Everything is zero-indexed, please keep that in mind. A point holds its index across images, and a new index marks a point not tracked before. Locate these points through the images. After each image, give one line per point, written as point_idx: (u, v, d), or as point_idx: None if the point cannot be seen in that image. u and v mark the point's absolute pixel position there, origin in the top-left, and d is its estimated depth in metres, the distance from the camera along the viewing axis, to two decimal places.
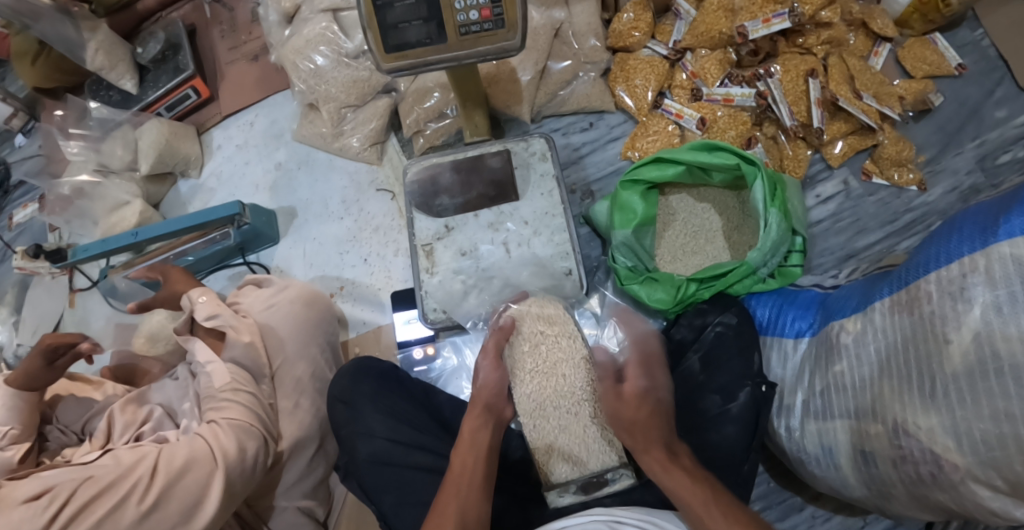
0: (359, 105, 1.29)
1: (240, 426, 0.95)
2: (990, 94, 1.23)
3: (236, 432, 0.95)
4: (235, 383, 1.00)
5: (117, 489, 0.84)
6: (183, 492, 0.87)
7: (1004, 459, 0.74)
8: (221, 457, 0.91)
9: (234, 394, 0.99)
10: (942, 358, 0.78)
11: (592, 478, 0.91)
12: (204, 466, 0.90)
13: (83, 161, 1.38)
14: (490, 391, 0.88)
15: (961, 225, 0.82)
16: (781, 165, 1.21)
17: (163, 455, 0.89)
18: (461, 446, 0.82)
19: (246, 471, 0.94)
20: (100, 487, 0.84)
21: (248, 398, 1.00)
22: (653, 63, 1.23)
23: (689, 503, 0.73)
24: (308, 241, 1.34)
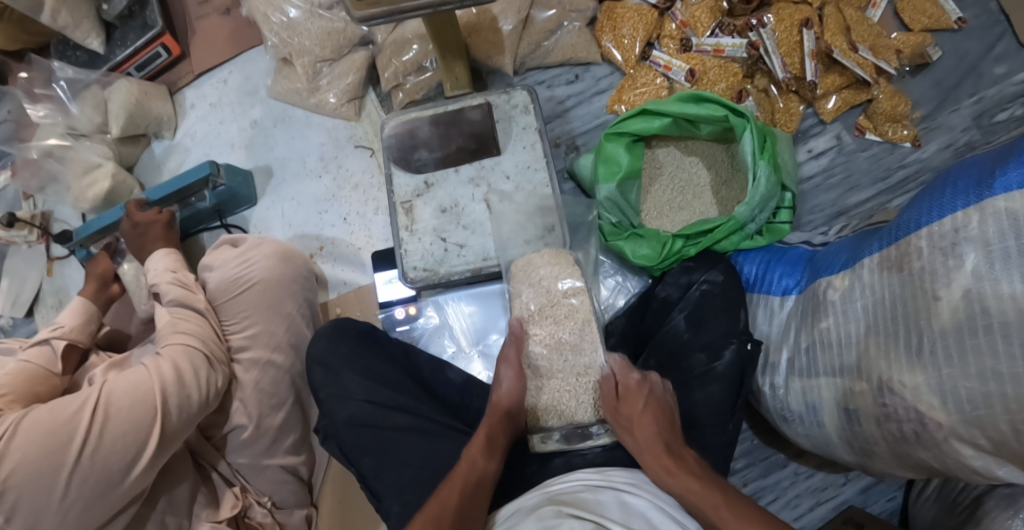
0: (334, 59, 1.24)
1: (181, 348, 0.95)
2: (990, 49, 1.19)
3: (181, 357, 0.94)
4: (177, 318, 1.01)
5: (68, 408, 0.82)
6: (133, 410, 0.84)
7: (990, 418, 0.72)
8: (166, 378, 0.90)
9: (178, 326, 0.99)
10: (930, 315, 0.76)
11: (576, 429, 0.87)
12: (148, 382, 0.88)
13: (53, 123, 1.33)
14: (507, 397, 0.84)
15: (956, 178, 0.79)
16: (772, 118, 1.17)
17: (109, 379, 0.86)
18: (474, 445, 0.78)
19: (194, 395, 0.92)
20: (53, 408, 0.82)
21: (194, 331, 0.99)
22: (642, 12, 1.17)
23: (700, 508, 0.70)
24: (285, 202, 1.29)
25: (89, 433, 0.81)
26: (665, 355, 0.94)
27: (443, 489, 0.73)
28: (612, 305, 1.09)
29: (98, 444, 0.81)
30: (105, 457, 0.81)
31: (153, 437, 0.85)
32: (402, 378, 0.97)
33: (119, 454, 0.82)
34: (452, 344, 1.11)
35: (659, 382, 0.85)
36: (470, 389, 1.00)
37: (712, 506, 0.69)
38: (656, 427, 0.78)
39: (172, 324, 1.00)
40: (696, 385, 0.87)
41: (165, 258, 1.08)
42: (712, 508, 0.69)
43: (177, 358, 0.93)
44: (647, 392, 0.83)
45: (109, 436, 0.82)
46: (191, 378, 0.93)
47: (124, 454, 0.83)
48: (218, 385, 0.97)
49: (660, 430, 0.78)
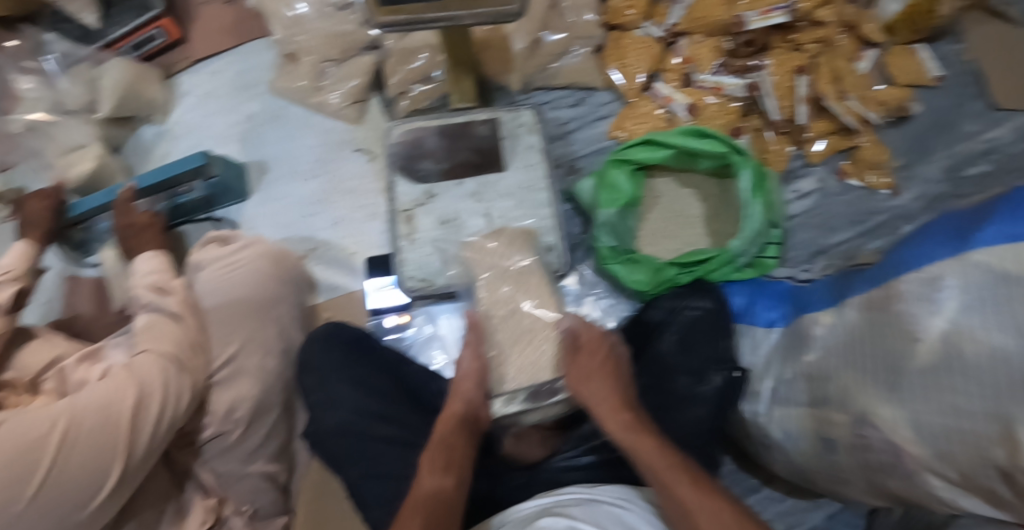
0: (341, 60, 1.25)
1: (154, 362, 0.91)
2: (962, 108, 1.26)
3: (154, 374, 0.90)
4: (152, 323, 0.98)
5: (32, 431, 0.78)
6: (100, 438, 0.82)
7: (961, 430, 0.75)
8: (137, 398, 0.87)
9: (146, 334, 0.96)
10: (910, 355, 0.80)
11: (542, 387, 0.90)
12: (119, 403, 0.85)
13: (37, 98, 1.28)
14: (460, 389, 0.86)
15: (935, 230, 0.85)
16: (764, 158, 1.21)
17: (78, 397, 0.83)
18: (428, 451, 0.78)
19: (163, 418, 0.89)
20: (15, 430, 0.77)
21: (170, 335, 0.97)
22: (647, 44, 1.21)
23: (651, 469, 0.74)
24: (277, 200, 1.27)
25: (52, 458, 0.78)
26: (653, 375, 0.96)
27: (412, 507, 0.72)
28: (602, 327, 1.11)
29: (62, 471, 0.78)
30: (68, 485, 0.79)
31: (119, 467, 0.83)
32: (391, 390, 0.97)
33: (82, 483, 0.79)
34: (440, 355, 1.12)
35: (616, 342, 0.91)
36: None
37: (666, 468, 0.73)
38: (610, 383, 0.84)
39: (148, 329, 0.97)
40: (685, 406, 0.90)
41: (152, 260, 1.08)
42: (666, 470, 0.73)
43: (149, 372, 0.90)
44: (603, 349, 0.87)
45: (72, 465, 0.79)
46: (165, 395, 0.90)
47: (86, 480, 0.80)
48: (186, 394, 0.94)
49: (615, 386, 0.84)
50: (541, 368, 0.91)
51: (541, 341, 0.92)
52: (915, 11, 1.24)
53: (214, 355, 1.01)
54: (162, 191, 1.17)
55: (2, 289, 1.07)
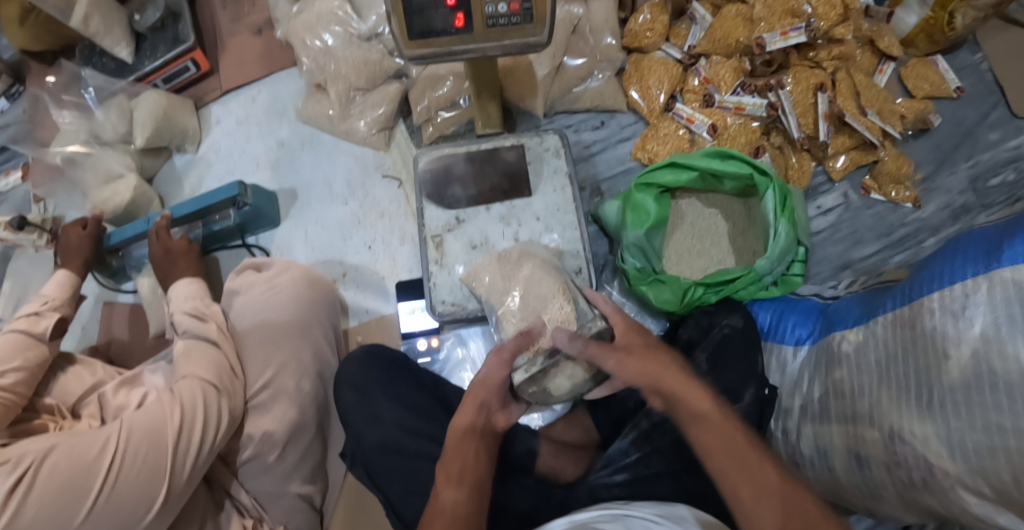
0: (368, 89, 1.26)
1: (194, 385, 0.94)
2: (985, 116, 1.27)
3: (196, 397, 0.93)
4: (190, 349, 1.01)
5: (85, 454, 0.82)
6: (146, 462, 0.84)
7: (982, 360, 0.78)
8: (181, 422, 0.89)
9: (186, 361, 0.99)
10: (941, 371, 0.81)
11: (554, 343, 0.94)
12: (163, 428, 0.87)
13: (74, 130, 1.33)
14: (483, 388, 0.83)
15: (965, 246, 0.85)
16: (786, 175, 1.23)
17: (126, 418, 0.86)
18: (447, 454, 0.79)
19: (207, 442, 0.91)
20: (68, 453, 0.81)
21: (210, 362, 0.99)
22: (667, 65, 1.23)
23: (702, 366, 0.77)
24: (308, 224, 1.30)
25: (102, 478, 0.81)
26: None
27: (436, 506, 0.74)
28: None
29: (110, 495, 0.81)
30: (116, 506, 0.82)
31: (164, 491, 0.85)
32: (433, 407, 0.97)
33: (127, 505, 0.82)
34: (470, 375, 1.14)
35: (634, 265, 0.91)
36: None
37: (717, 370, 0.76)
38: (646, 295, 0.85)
39: (185, 355, 1.00)
40: None
41: (189, 286, 1.11)
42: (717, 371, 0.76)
43: (191, 398, 0.93)
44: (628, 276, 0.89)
45: (120, 488, 0.82)
46: (208, 418, 0.92)
47: (132, 502, 0.83)
48: (226, 417, 0.96)
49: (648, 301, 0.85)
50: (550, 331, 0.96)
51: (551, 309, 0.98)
52: (933, 23, 1.24)
53: (253, 377, 1.04)
54: (197, 217, 1.20)
55: (42, 317, 1.10)
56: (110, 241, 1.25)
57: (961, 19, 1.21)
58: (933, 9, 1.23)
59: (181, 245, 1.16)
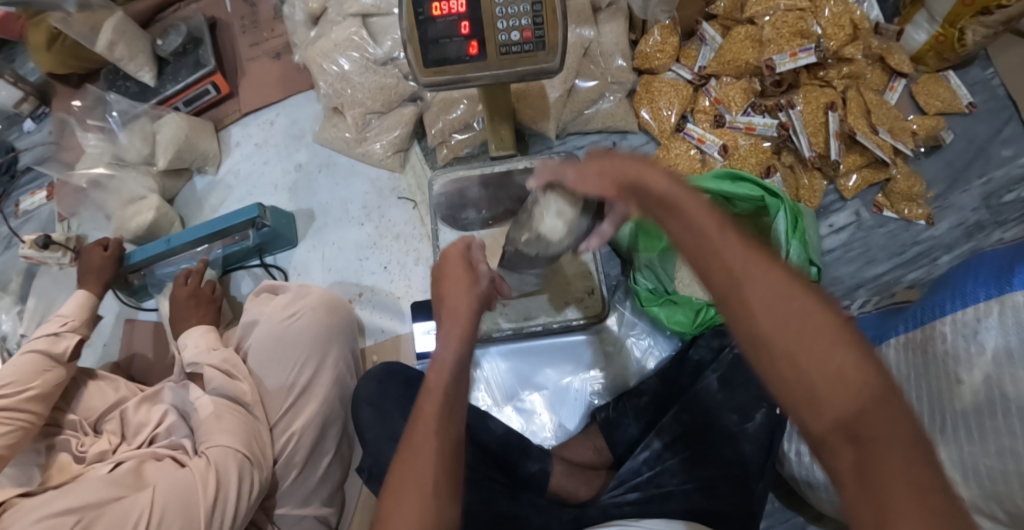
0: (384, 113, 1.28)
1: (228, 454, 0.94)
2: (998, 132, 1.26)
3: (230, 469, 0.93)
4: (220, 411, 1.00)
5: None
6: None
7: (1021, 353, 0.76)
8: (212, 499, 0.90)
9: (218, 422, 0.98)
10: (953, 396, 0.82)
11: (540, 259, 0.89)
12: (193, 509, 0.89)
13: (99, 153, 1.35)
14: (439, 372, 0.69)
15: (977, 269, 0.85)
16: (798, 194, 1.23)
17: (160, 496, 0.88)
18: (414, 442, 0.65)
19: (237, 516, 0.93)
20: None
21: (237, 426, 0.99)
22: (678, 87, 1.25)
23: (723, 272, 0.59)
24: (326, 246, 1.32)
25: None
26: (699, 413, 0.96)
27: (415, 461, 0.64)
28: (642, 368, 1.12)
29: None
30: None
31: None
32: None
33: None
34: (484, 394, 1.14)
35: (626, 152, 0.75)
36: (511, 440, 0.99)
37: (763, 266, 0.58)
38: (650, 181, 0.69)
39: (218, 418, 0.99)
40: (728, 444, 0.92)
41: (203, 336, 1.11)
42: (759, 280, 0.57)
43: (227, 470, 0.93)
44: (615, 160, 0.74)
45: None
46: (240, 490, 0.93)
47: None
48: (258, 483, 0.97)
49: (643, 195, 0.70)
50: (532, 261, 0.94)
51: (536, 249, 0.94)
52: (943, 41, 1.24)
53: (274, 401, 1.06)
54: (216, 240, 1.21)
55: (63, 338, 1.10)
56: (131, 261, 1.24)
57: (971, 36, 1.21)
58: (942, 26, 1.23)
59: (207, 291, 1.20)
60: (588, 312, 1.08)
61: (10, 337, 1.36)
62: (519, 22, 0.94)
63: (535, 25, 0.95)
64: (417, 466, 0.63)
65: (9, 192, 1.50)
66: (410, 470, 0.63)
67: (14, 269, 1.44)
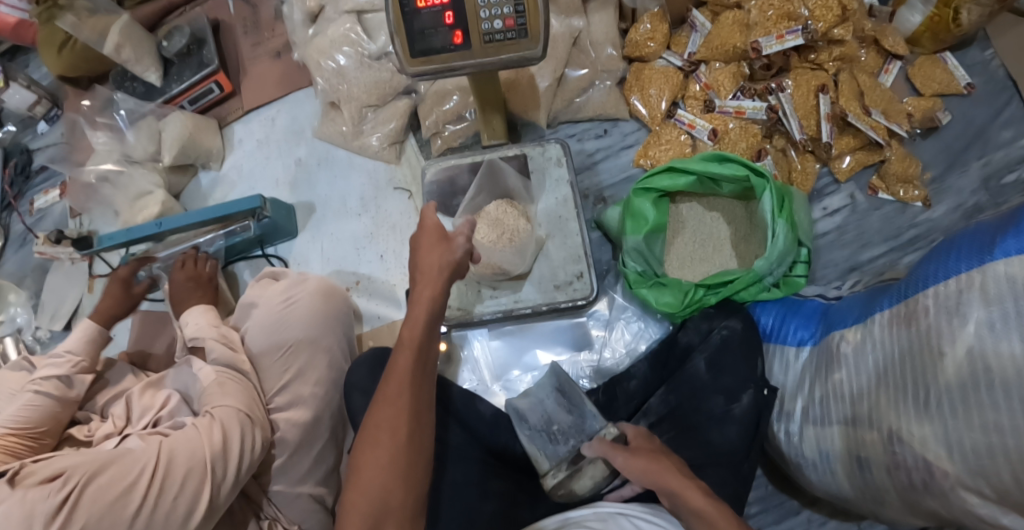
0: (379, 106, 1.31)
1: (230, 410, 0.98)
2: (998, 114, 1.25)
3: (232, 420, 0.97)
4: (223, 379, 1.04)
5: (126, 476, 0.85)
6: (189, 481, 0.88)
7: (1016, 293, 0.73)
8: (217, 447, 0.93)
9: (222, 388, 1.02)
10: (936, 371, 0.79)
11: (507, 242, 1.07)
12: (200, 456, 0.91)
13: (109, 150, 1.40)
14: (412, 327, 0.83)
15: (960, 244, 0.83)
16: (790, 177, 1.22)
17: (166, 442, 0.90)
18: (390, 390, 0.79)
19: (240, 465, 0.95)
20: (112, 480, 0.85)
21: (241, 390, 1.03)
22: (668, 74, 1.26)
23: None
24: (325, 237, 1.35)
25: (146, 501, 0.85)
26: (684, 393, 0.99)
27: (388, 408, 0.78)
28: (634, 350, 1.14)
29: (153, 513, 0.85)
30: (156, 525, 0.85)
31: (204, 505, 0.89)
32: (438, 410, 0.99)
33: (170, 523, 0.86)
34: (473, 377, 1.17)
35: None
36: (500, 423, 1.00)
37: None
38: None
39: (218, 383, 1.03)
40: (714, 426, 0.93)
41: (204, 314, 1.15)
42: None
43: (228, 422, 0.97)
44: None
45: (162, 505, 0.86)
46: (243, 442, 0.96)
47: (176, 516, 0.87)
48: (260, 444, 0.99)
49: None
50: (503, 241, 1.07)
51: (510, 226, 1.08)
52: (938, 21, 1.23)
53: (272, 382, 1.10)
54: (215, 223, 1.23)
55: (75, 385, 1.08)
56: (98, 245, 1.21)
57: (966, 15, 1.20)
58: (937, 7, 1.22)
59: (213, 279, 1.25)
60: (578, 295, 1.07)
61: (27, 330, 1.42)
62: (501, 11, 0.97)
63: (517, 13, 0.96)
64: (387, 412, 0.78)
65: (25, 192, 1.56)
66: (382, 417, 0.78)
67: (28, 266, 1.49)
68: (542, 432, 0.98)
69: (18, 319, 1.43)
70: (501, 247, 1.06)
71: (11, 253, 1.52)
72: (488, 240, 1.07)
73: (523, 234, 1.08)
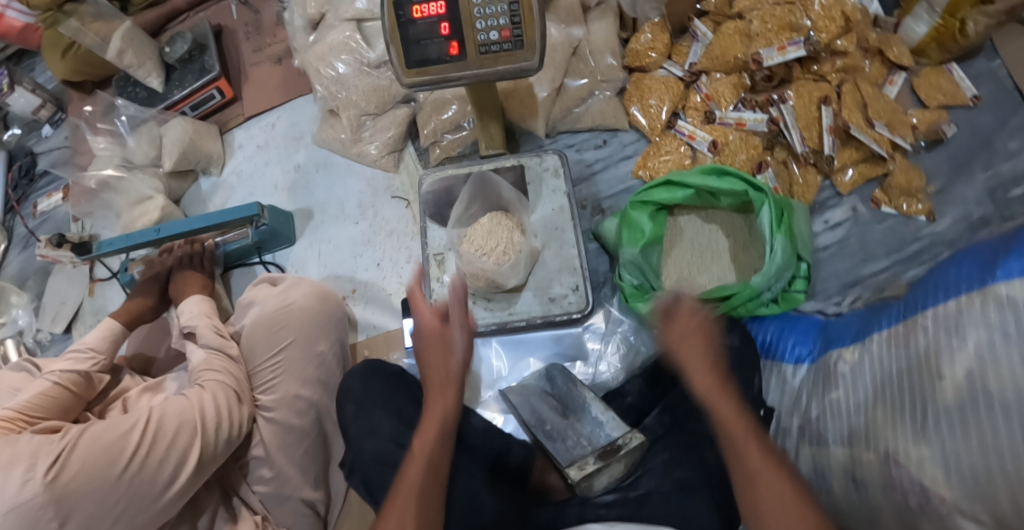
0: (378, 114, 1.30)
1: (220, 384, 1.01)
2: (1003, 124, 1.21)
3: (219, 394, 1.00)
4: (209, 369, 1.04)
5: (118, 427, 0.87)
6: (180, 432, 0.91)
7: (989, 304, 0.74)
8: (206, 414, 0.95)
9: (209, 367, 1.04)
10: (934, 391, 0.77)
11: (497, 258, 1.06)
12: (191, 419, 0.93)
13: (110, 155, 1.39)
14: (432, 420, 0.80)
15: (961, 261, 0.82)
16: (790, 191, 1.20)
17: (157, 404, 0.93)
18: (406, 481, 0.76)
19: (228, 433, 0.98)
20: (109, 429, 0.87)
21: (228, 368, 1.05)
22: (668, 84, 1.25)
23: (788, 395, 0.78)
24: (322, 244, 1.34)
25: (139, 450, 0.87)
26: (680, 410, 0.97)
27: (401, 500, 0.75)
28: (630, 364, 1.13)
29: (143, 463, 0.86)
30: (145, 477, 0.86)
31: (194, 457, 0.91)
32: None
33: (159, 477, 0.87)
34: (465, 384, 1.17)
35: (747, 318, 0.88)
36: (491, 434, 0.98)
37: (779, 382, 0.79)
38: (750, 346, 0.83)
39: (207, 363, 1.05)
40: (707, 442, 0.89)
41: (200, 303, 1.16)
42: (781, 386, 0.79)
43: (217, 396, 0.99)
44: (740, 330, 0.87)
45: (153, 456, 0.87)
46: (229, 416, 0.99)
47: (166, 470, 0.88)
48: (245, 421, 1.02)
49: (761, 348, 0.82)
50: (492, 252, 1.06)
51: (500, 236, 1.07)
52: (943, 31, 1.21)
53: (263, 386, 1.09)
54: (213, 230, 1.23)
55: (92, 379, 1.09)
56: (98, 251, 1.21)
57: (973, 26, 1.18)
58: (942, 16, 1.21)
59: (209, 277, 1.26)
60: (573, 308, 1.07)
61: (27, 332, 1.42)
62: (497, 21, 0.96)
63: (513, 25, 0.96)
64: (398, 516, 0.74)
65: (28, 194, 1.56)
66: (394, 506, 0.75)
67: (30, 269, 1.49)
68: (537, 431, 1.02)
69: (18, 322, 1.43)
70: (490, 258, 1.06)
71: (14, 255, 1.51)
72: (477, 250, 1.06)
73: (514, 247, 1.07)
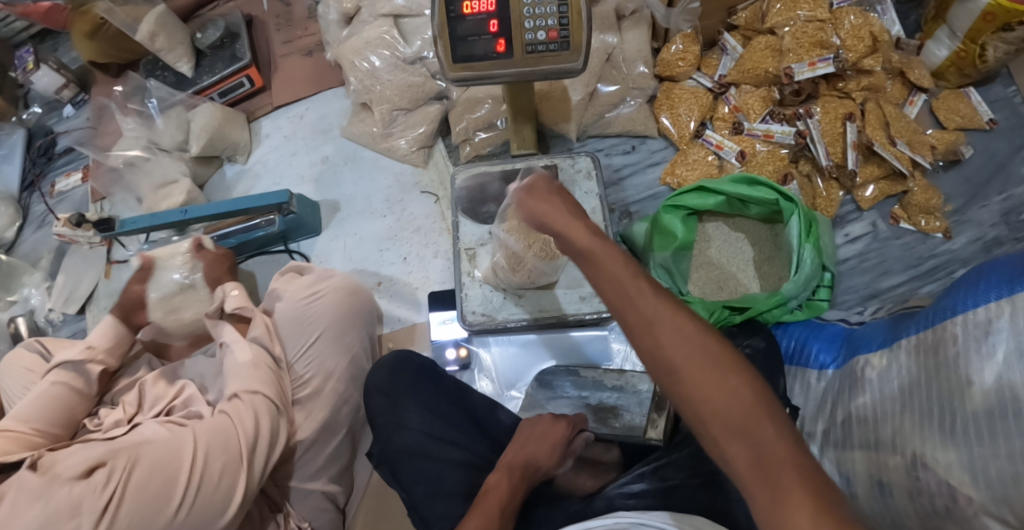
0: (410, 109, 1.32)
1: (261, 401, 0.96)
2: (1019, 149, 1.24)
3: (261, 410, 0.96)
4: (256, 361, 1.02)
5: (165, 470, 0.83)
6: (226, 459, 0.88)
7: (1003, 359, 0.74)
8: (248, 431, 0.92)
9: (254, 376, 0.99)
10: (964, 398, 0.79)
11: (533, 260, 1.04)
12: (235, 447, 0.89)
13: (135, 137, 1.38)
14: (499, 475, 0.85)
15: (988, 273, 0.83)
16: (814, 203, 1.24)
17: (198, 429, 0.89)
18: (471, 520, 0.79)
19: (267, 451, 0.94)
20: (151, 473, 0.83)
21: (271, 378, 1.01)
22: (697, 94, 1.28)
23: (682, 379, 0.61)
24: (347, 236, 1.35)
25: (185, 488, 0.83)
26: None
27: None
28: None
29: (193, 504, 0.84)
30: (197, 513, 0.84)
31: (239, 495, 0.88)
32: (458, 414, 1.00)
33: (209, 515, 0.85)
34: (486, 381, 1.18)
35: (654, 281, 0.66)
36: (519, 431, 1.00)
37: (681, 365, 0.61)
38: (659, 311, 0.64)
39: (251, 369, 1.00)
40: None
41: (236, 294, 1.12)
42: (687, 373, 0.61)
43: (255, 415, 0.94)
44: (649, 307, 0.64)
45: (202, 495, 0.85)
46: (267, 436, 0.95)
47: (215, 506, 0.86)
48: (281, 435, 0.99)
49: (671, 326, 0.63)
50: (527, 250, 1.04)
51: (534, 242, 1.03)
52: (964, 56, 1.24)
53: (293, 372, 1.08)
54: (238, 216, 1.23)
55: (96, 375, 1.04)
56: (121, 229, 1.21)
57: (992, 52, 1.21)
58: (963, 42, 1.23)
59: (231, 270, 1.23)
60: (601, 308, 1.08)
61: (39, 312, 1.41)
62: (546, 22, 0.98)
63: (561, 26, 0.98)
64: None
65: (46, 173, 1.55)
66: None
67: (43, 247, 1.48)
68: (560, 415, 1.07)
69: (31, 301, 1.42)
70: (528, 255, 1.04)
71: (28, 233, 1.51)
72: (516, 246, 1.04)
73: (548, 251, 1.04)
